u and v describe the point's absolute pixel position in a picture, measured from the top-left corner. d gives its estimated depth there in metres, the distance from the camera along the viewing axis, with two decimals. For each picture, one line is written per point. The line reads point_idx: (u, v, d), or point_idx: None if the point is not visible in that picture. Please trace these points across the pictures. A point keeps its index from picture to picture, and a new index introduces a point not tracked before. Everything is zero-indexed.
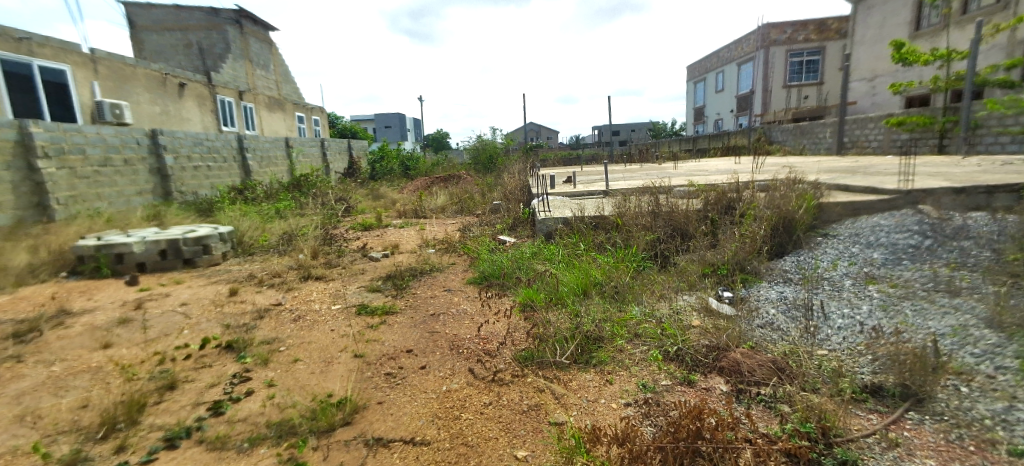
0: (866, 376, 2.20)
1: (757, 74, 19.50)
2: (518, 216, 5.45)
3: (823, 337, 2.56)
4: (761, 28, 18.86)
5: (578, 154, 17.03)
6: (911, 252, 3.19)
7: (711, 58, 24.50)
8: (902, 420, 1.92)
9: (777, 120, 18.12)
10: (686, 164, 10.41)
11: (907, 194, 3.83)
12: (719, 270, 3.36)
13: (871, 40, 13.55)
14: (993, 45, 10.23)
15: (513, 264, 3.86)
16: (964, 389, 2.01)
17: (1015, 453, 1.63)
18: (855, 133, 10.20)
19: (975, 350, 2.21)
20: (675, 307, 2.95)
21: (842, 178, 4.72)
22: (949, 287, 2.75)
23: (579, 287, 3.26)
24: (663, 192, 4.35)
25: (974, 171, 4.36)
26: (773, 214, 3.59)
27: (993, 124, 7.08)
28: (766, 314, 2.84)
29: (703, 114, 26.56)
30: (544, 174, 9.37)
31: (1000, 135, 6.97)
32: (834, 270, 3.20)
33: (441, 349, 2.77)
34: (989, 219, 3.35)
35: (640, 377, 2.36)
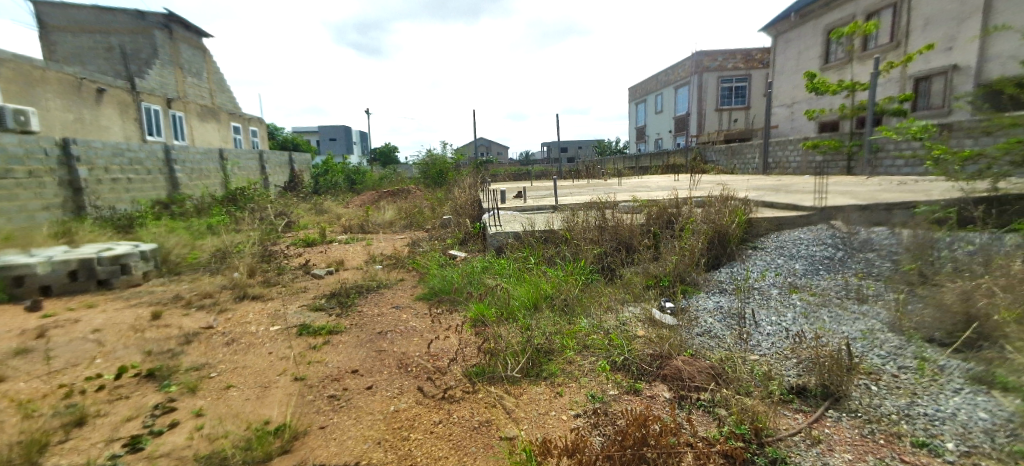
0: (792, 378, 2.37)
1: (692, 97, 20.85)
2: (468, 231, 5.44)
3: (754, 343, 2.73)
4: (695, 54, 20.32)
5: (528, 170, 17.28)
6: (827, 263, 3.52)
7: (651, 80, 25.96)
8: (823, 418, 2.09)
9: (710, 141, 19.41)
10: (631, 180, 10.86)
11: (822, 211, 4.22)
12: (661, 281, 3.52)
13: (790, 70, 14.94)
14: (889, 79, 11.64)
15: (464, 279, 3.83)
16: (874, 387, 2.24)
17: (916, 444, 1.86)
18: (778, 154, 11.15)
19: (881, 352, 2.49)
20: (621, 319, 3.05)
21: (768, 195, 5.13)
22: (859, 296, 3.07)
23: (530, 300, 3.29)
24: (610, 207, 4.51)
25: (877, 189, 4.89)
26: (709, 228, 3.82)
27: (890, 148, 7.99)
28: (704, 322, 2.99)
29: (645, 133, 27.97)
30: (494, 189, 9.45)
31: (896, 158, 7.87)
32: (762, 280, 3.44)
33: (388, 368, 2.68)
34: (888, 233, 3.77)
35: (589, 388, 2.41)
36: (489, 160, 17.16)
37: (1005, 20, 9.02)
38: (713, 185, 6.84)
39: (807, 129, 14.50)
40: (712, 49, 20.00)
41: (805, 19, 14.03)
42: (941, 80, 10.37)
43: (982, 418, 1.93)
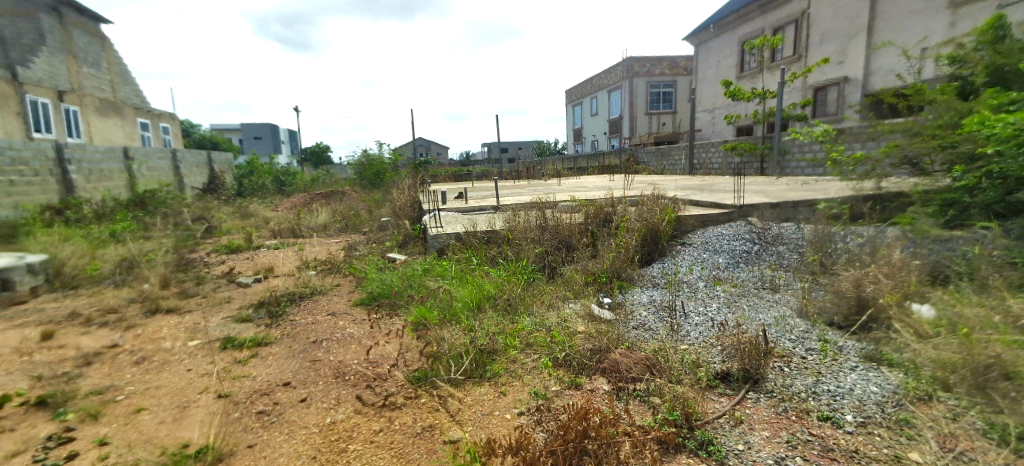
0: (718, 365, 2.55)
1: (624, 101, 21.80)
2: (407, 233, 5.34)
3: (684, 333, 2.91)
4: (626, 60, 21.31)
5: (468, 171, 17.16)
6: (745, 256, 3.83)
7: (586, 84, 26.80)
8: (745, 400, 2.27)
9: (642, 143, 20.45)
10: (570, 181, 11.15)
11: (740, 208, 4.59)
12: (600, 278, 3.65)
13: (710, 77, 16.08)
14: (794, 88, 12.90)
15: (404, 283, 3.74)
16: (786, 368, 2.47)
17: (822, 418, 2.08)
18: (702, 156, 11.94)
19: (792, 336, 2.76)
20: (563, 315, 3.13)
21: (694, 195, 5.48)
22: (772, 286, 3.38)
23: (473, 301, 3.28)
24: (550, 207, 4.61)
25: (786, 188, 5.40)
26: (643, 226, 4.03)
27: (796, 151, 8.86)
28: (639, 316, 3.14)
29: (582, 135, 28.82)
30: (435, 190, 9.32)
31: (800, 161, 8.74)
32: (690, 273, 3.67)
33: (324, 378, 2.56)
34: (796, 228, 4.17)
35: (532, 385, 2.45)
36: (429, 161, 16.89)
37: (884, 38, 10.29)
38: (646, 185, 7.20)
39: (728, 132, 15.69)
40: (641, 55, 21.04)
41: (722, 31, 15.17)
42: (835, 90, 11.62)
43: (873, 391, 2.22)
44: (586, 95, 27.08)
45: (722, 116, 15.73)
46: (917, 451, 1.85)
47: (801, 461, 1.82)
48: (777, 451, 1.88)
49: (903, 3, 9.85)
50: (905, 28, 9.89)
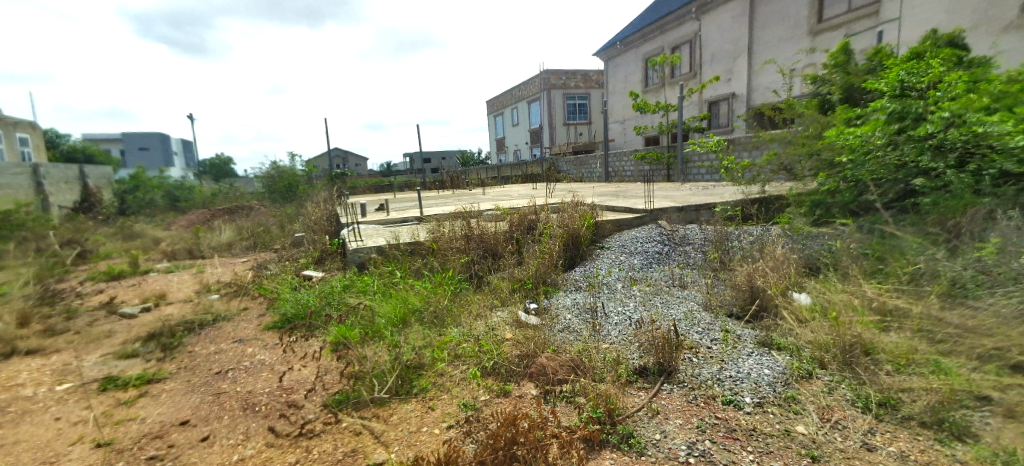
0: (636, 361, 2.70)
1: (544, 112, 22.55)
2: (324, 249, 5.07)
3: (605, 332, 3.06)
4: (543, 73, 22.12)
5: (388, 182, 16.61)
6: (657, 256, 4.12)
7: (506, 95, 27.32)
8: (660, 392, 2.43)
9: (561, 152, 21.25)
10: (494, 190, 11.26)
11: (651, 212, 4.94)
12: (526, 284, 3.71)
13: (619, 91, 17.18)
14: (690, 102, 14.20)
15: (322, 301, 3.54)
16: (694, 358, 2.69)
17: (725, 401, 2.29)
18: (616, 164, 12.67)
19: (698, 329, 3.02)
20: (490, 324, 3.14)
21: (611, 201, 5.79)
22: (681, 283, 3.66)
23: (397, 316, 3.16)
24: (474, 216, 4.64)
25: (690, 193, 5.90)
26: (564, 232, 4.19)
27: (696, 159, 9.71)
28: (564, 319, 3.24)
29: (505, 145, 29.26)
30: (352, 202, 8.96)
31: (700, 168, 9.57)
32: (610, 275, 3.87)
33: (230, 412, 2.34)
34: (699, 229, 4.57)
35: (461, 398, 2.42)
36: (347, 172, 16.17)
37: (762, 59, 11.65)
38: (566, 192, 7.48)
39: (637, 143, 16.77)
40: (557, 68, 21.94)
41: (628, 47, 16.31)
42: (725, 104, 12.95)
43: (766, 373, 2.49)
44: (507, 106, 27.65)
45: (632, 127, 16.80)
46: (802, 423, 2.11)
47: (710, 443, 1.99)
48: (689, 437, 2.04)
49: (774, 29, 11.22)
50: (777, 50, 11.27)
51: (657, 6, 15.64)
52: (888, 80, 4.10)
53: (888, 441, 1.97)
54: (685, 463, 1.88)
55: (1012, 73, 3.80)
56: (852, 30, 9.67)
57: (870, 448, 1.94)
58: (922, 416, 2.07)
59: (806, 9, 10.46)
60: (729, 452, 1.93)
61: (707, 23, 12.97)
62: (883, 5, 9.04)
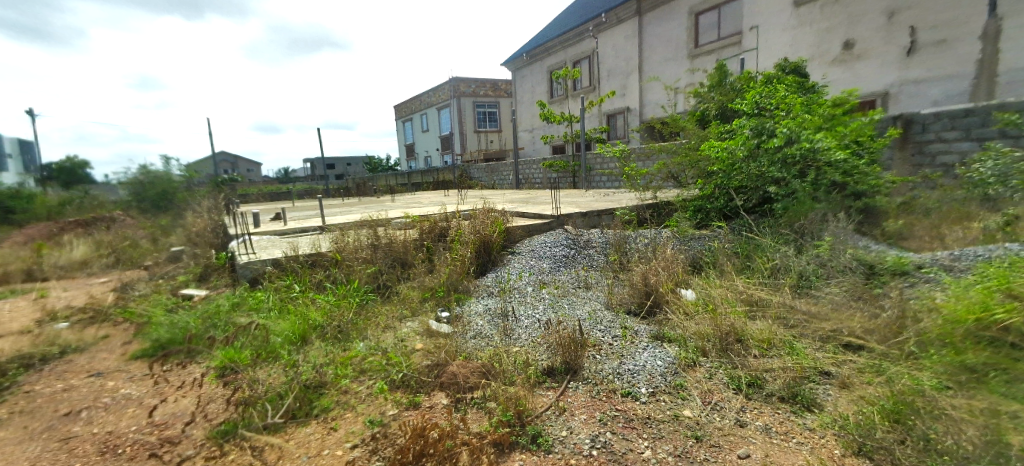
0: (545, 362, 2.79)
1: (454, 118, 22.49)
2: (209, 264, 4.57)
3: (515, 335, 3.10)
4: (452, 80, 22.12)
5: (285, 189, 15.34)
6: (565, 260, 4.32)
7: (415, 100, 26.79)
8: (567, 390, 2.54)
9: (473, 159, 21.30)
10: (403, 198, 10.98)
11: (558, 218, 5.15)
12: (437, 292, 3.66)
13: (527, 100, 17.72)
14: (592, 114, 15.12)
15: (205, 323, 3.18)
16: (597, 356, 2.86)
17: (624, 394, 2.46)
18: (526, 172, 13.05)
19: (602, 327, 3.21)
20: (399, 336, 3.03)
21: (520, 207, 5.95)
22: (586, 285, 3.88)
23: (296, 334, 2.93)
24: (382, 224, 4.49)
25: (593, 200, 6.26)
26: (476, 239, 4.23)
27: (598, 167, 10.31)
28: (475, 325, 3.23)
29: (414, 151, 28.62)
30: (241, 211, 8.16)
31: (600, 175, 10.16)
32: (520, 280, 3.95)
33: (83, 459, 1.99)
34: (601, 233, 4.87)
35: (367, 415, 2.28)
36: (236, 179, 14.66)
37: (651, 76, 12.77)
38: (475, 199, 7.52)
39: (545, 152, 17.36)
40: (466, 77, 22.09)
41: (533, 60, 16.99)
42: (622, 117, 13.98)
43: (658, 364, 2.73)
44: (416, 111, 27.14)
45: (539, 136, 17.36)
46: (688, 407, 2.34)
47: (611, 434, 2.13)
48: (592, 431, 2.16)
49: (660, 50, 12.35)
50: (664, 69, 12.42)
51: (559, 23, 16.51)
52: (749, 100, 4.73)
53: (755, 417, 2.26)
54: (589, 456, 1.98)
55: (837, 99, 4.62)
56: (722, 56, 10.95)
57: (741, 424, 2.21)
58: (781, 392, 2.40)
59: (684, 35, 11.65)
60: (627, 440, 2.08)
61: (604, 40, 13.98)
62: (743, 35, 10.40)
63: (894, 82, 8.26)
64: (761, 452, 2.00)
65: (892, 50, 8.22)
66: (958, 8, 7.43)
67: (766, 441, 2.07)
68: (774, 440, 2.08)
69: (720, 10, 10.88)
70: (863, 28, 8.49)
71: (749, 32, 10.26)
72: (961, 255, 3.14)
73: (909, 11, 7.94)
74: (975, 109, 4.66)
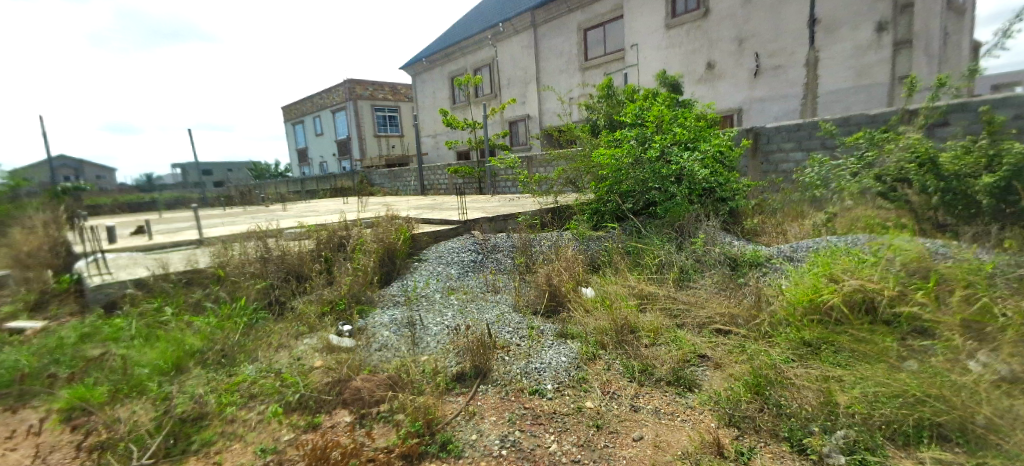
0: (454, 368, 2.78)
1: (351, 122, 21.40)
2: (44, 290, 3.78)
3: (424, 343, 3.04)
4: (347, 82, 21.05)
5: None
6: (472, 265, 4.36)
7: (306, 102, 24.95)
8: (476, 394, 2.57)
9: (373, 166, 20.42)
10: (295, 206, 10.15)
11: (465, 223, 5.17)
12: (337, 305, 3.45)
13: (430, 105, 17.50)
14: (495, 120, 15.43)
15: (41, 360, 2.63)
16: (506, 357, 2.93)
17: (531, 392, 2.56)
18: (431, 178, 12.87)
19: (510, 328, 3.29)
20: (295, 355, 2.80)
21: (425, 213, 5.86)
22: (494, 288, 3.95)
23: (168, 363, 2.55)
24: (272, 235, 4.12)
25: (499, 205, 6.38)
26: (379, 246, 4.08)
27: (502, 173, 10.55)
28: (380, 337, 3.10)
29: (306, 156, 26.62)
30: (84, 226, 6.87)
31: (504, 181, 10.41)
32: (428, 287, 3.89)
33: None
34: (508, 237, 4.99)
35: (258, 444, 2.07)
36: None
37: (549, 86, 13.42)
38: (379, 207, 7.23)
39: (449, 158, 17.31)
40: (362, 79, 21.21)
41: (434, 65, 16.89)
42: (523, 124, 14.48)
43: (562, 360, 2.88)
44: (307, 114, 25.31)
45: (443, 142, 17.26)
46: (590, 399, 2.51)
47: (520, 432, 2.20)
48: (502, 431, 2.21)
49: (556, 62, 13.03)
50: (560, 80, 13.12)
51: (458, 30, 16.64)
52: (635, 111, 5.21)
53: (647, 401, 2.49)
54: (500, 456, 2.03)
55: (704, 114, 5.30)
56: (610, 71, 11.91)
57: (635, 409, 2.42)
58: (668, 377, 2.66)
59: (576, 49, 12.47)
60: (535, 437, 2.17)
61: (504, 50, 14.40)
62: (627, 53, 11.40)
63: (747, 101, 9.71)
64: (652, 432, 2.21)
65: (745, 73, 9.63)
66: (789, 40, 8.95)
67: (656, 423, 2.29)
68: (663, 421, 2.31)
69: (606, 28, 11.84)
70: (721, 52, 9.82)
71: (631, 50, 11.29)
72: (797, 247, 3.80)
73: (754, 40, 9.36)
74: (803, 125, 5.65)
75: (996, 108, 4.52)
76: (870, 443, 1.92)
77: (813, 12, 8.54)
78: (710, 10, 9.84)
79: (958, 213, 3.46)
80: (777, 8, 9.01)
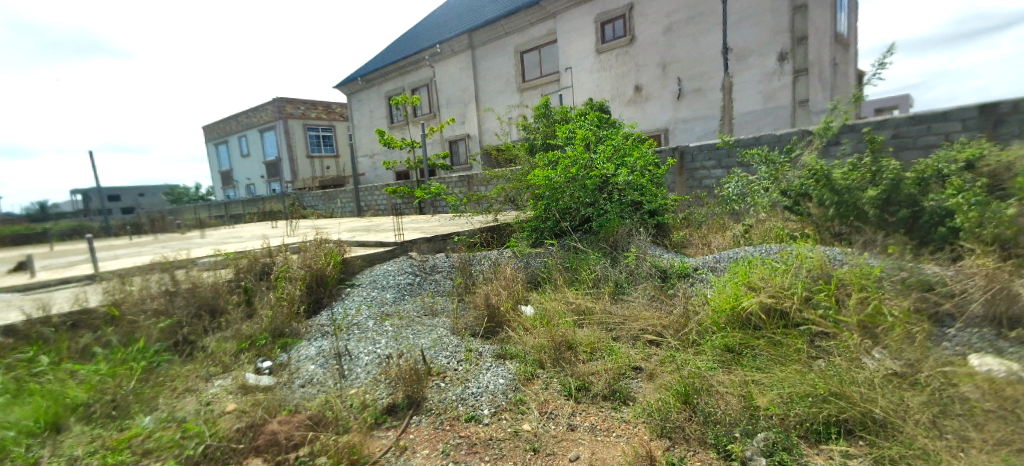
0: (385, 399, 2.63)
1: (281, 142, 20.43)
2: None
3: (352, 375, 2.87)
4: (276, 100, 20.14)
5: None
6: (409, 288, 4.21)
7: (231, 120, 23.47)
8: (409, 426, 2.43)
9: (305, 187, 19.48)
10: (214, 232, 9.39)
11: (402, 244, 5.03)
12: (257, 341, 3.20)
13: (366, 124, 17.12)
14: (434, 140, 15.36)
15: None
16: (441, 383, 2.82)
17: (467, 419, 2.46)
18: (368, 198, 12.49)
19: (446, 353, 3.18)
20: (203, 399, 2.53)
21: (359, 236, 5.65)
22: (431, 312, 3.83)
23: (42, 422, 2.21)
24: (181, 266, 3.77)
25: (437, 225, 6.28)
26: (306, 273, 3.86)
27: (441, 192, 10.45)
28: (304, 372, 2.89)
29: (231, 178, 24.96)
30: None
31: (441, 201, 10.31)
32: (360, 314, 3.69)
33: None
34: (446, 257, 4.90)
35: None
36: None
37: (488, 105, 13.58)
38: (308, 230, 6.87)
39: (388, 177, 16.96)
40: (292, 97, 20.42)
41: (371, 84, 16.58)
42: (463, 143, 14.51)
43: (500, 382, 2.81)
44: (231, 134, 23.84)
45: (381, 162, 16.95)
46: (526, 421, 2.46)
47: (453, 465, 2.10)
48: None
49: (494, 81, 13.23)
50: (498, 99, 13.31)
51: (395, 49, 16.54)
52: (568, 130, 5.36)
53: (583, 419, 2.48)
54: None
55: (633, 132, 5.54)
56: (545, 91, 12.27)
57: (572, 428, 2.40)
58: (604, 391, 2.67)
59: (512, 70, 12.75)
60: None
61: (441, 70, 14.46)
62: (561, 75, 11.82)
63: (674, 119, 10.32)
64: (588, 451, 2.19)
65: (670, 94, 10.25)
66: (706, 65, 9.64)
67: (592, 440, 2.28)
68: (598, 438, 2.30)
69: (541, 51, 12.24)
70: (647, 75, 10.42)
71: (565, 72, 11.71)
72: (720, 257, 4.02)
73: (675, 65, 10.02)
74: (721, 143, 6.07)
75: (876, 129, 5.13)
76: (786, 443, 2.00)
77: (726, 40, 9.28)
78: (634, 37, 10.45)
79: (851, 223, 3.80)
80: (694, 35, 9.70)
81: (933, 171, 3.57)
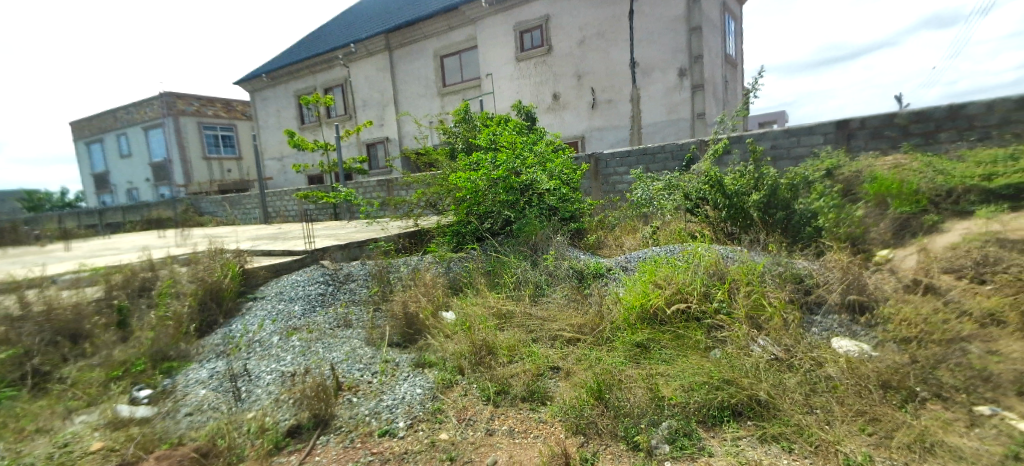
0: (287, 421, 2.41)
1: (170, 142, 18.28)
2: None
3: (250, 397, 2.61)
4: (164, 95, 18.06)
5: None
6: (320, 299, 3.94)
7: (108, 116, 20.58)
8: (314, 447, 2.26)
9: (201, 191, 17.28)
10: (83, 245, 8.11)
11: (312, 253, 4.73)
12: (134, 368, 2.81)
13: (274, 125, 15.95)
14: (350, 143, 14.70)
15: None
16: (353, 398, 2.66)
17: (380, 434, 2.34)
18: (277, 204, 11.59)
19: (359, 366, 3.02)
20: (59, 440, 2.15)
21: (264, 244, 5.22)
22: (345, 323, 3.61)
23: None
24: (33, 286, 3.23)
25: (352, 231, 5.97)
26: (197, 288, 3.48)
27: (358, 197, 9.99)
28: (192, 398, 2.58)
29: (107, 182, 21.79)
30: None
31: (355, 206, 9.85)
32: (263, 330, 3.38)
33: None
34: (361, 265, 4.67)
35: None
36: None
37: (408, 109, 13.28)
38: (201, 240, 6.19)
39: (299, 182, 15.89)
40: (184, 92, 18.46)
41: (278, 83, 15.49)
42: (382, 147, 14.03)
43: (416, 393, 2.72)
44: (107, 132, 20.90)
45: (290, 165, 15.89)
46: (444, 430, 2.39)
47: None
48: None
49: (414, 85, 12.97)
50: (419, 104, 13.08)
51: (305, 47, 15.64)
52: (487, 135, 5.40)
53: (501, 423, 2.47)
54: None
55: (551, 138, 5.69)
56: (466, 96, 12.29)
57: (490, 433, 2.38)
58: (523, 393, 2.68)
59: (432, 74, 12.60)
60: None
61: (356, 70, 13.91)
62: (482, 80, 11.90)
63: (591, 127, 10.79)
64: (506, 455, 2.18)
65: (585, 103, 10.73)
66: (618, 76, 10.23)
67: (510, 444, 2.27)
68: (517, 440, 2.30)
69: (461, 56, 12.24)
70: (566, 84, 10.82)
71: (486, 78, 11.82)
72: (631, 257, 4.27)
73: (591, 76, 10.52)
74: (631, 151, 6.46)
75: (758, 140, 5.75)
76: (686, 429, 2.15)
77: (634, 54, 9.92)
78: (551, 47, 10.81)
79: (740, 224, 4.23)
80: (606, 48, 10.25)
81: (801, 178, 4.10)
